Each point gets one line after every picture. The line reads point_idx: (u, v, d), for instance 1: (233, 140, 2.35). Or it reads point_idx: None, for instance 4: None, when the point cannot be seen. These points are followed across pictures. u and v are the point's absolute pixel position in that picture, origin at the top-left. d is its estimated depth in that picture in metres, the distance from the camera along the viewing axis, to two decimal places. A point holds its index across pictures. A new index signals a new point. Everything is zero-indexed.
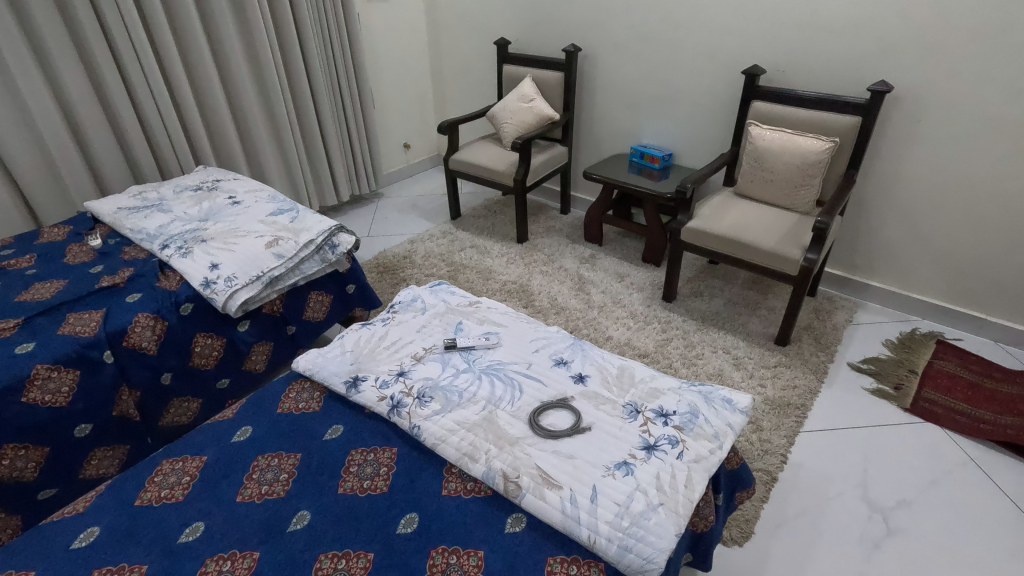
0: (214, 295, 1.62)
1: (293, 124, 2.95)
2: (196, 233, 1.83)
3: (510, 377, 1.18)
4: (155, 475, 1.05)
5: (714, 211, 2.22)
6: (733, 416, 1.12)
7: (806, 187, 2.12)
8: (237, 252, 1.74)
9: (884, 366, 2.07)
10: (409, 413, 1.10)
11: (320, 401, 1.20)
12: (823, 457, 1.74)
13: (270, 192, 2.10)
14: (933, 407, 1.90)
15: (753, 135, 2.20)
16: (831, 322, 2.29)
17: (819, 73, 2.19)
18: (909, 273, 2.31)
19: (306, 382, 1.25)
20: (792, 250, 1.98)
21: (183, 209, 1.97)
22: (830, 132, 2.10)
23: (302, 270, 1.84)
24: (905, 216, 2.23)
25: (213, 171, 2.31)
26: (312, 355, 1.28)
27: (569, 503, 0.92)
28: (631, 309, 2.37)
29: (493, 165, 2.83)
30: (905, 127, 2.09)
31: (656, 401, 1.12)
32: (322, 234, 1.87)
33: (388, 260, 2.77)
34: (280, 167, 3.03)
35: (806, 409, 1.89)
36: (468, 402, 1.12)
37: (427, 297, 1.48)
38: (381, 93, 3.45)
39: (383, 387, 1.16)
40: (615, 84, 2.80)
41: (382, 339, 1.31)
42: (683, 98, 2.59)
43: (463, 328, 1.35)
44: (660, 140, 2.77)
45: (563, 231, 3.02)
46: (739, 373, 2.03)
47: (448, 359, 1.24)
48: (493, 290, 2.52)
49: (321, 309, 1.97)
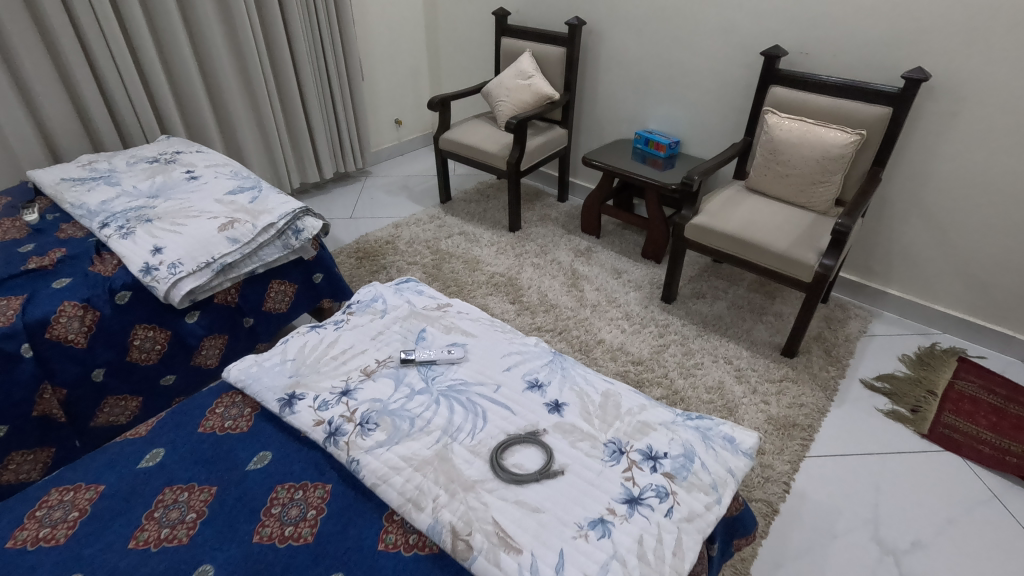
0: (155, 283, 1.44)
1: (272, 95, 2.74)
2: (142, 210, 1.63)
3: (471, 402, 0.99)
4: (38, 508, 0.87)
5: (722, 207, 2.03)
6: (734, 459, 0.95)
7: (825, 185, 1.92)
8: (185, 234, 1.55)
9: (900, 386, 1.89)
10: (347, 443, 0.92)
11: (250, 420, 1.02)
12: (830, 487, 1.57)
13: (234, 167, 1.90)
14: (953, 434, 1.72)
15: (770, 124, 1.98)
16: (844, 333, 2.10)
17: (845, 58, 1.96)
18: (930, 282, 2.11)
19: (237, 395, 1.07)
20: (806, 255, 1.79)
21: (132, 182, 1.77)
22: (855, 123, 1.88)
23: (260, 256, 1.65)
24: (931, 221, 2.02)
25: (177, 141, 2.11)
26: (246, 364, 1.10)
27: (529, 573, 0.75)
28: (626, 310, 2.18)
29: (486, 146, 2.62)
30: (938, 122, 1.87)
31: (644, 439, 0.94)
32: (285, 217, 1.68)
33: (369, 245, 2.59)
34: (258, 139, 2.83)
35: (812, 431, 1.72)
36: (420, 432, 0.94)
37: (389, 297, 1.30)
38: (371, 65, 3.23)
39: (321, 409, 0.98)
40: (620, 63, 2.58)
41: (330, 348, 1.13)
42: (694, 81, 2.37)
43: (426, 337, 1.16)
44: (667, 125, 2.55)
45: (559, 220, 2.82)
46: (741, 387, 1.85)
47: (402, 375, 1.05)
48: (479, 282, 2.33)
49: (283, 300, 1.78)
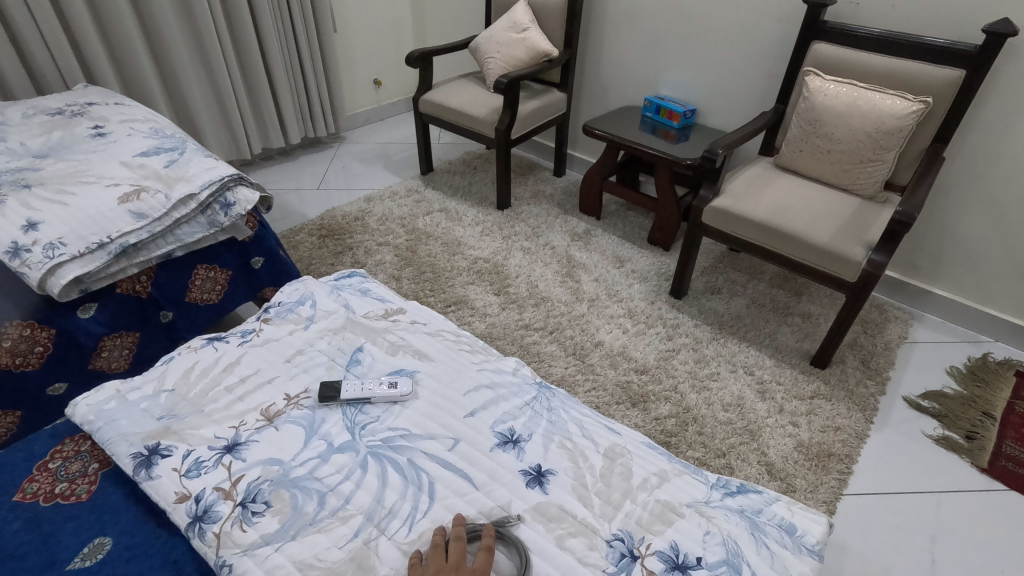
0: (24, 269, 1.10)
1: (225, 45, 2.36)
2: (23, 173, 1.29)
3: (414, 469, 0.70)
4: None
5: (748, 187, 1.70)
6: (796, 563, 0.65)
7: (875, 164, 1.58)
8: (72, 205, 1.21)
9: (951, 406, 1.59)
10: (217, 536, 0.62)
11: (94, 483, 0.71)
12: (876, 537, 1.28)
13: (155, 123, 1.55)
14: (1018, 470, 1.42)
15: (811, 88, 1.64)
16: (883, 339, 1.79)
17: (907, 9, 1.62)
18: (986, 283, 1.79)
19: (83, 443, 0.76)
20: (853, 248, 1.47)
21: (21, 138, 1.42)
22: (917, 89, 1.55)
23: (177, 235, 1.31)
24: (995, 212, 1.70)
25: (94, 91, 1.75)
26: (102, 397, 0.78)
27: None
28: (629, 306, 1.87)
29: (471, 110, 2.26)
30: (1016, 93, 1.54)
31: (667, 534, 0.66)
32: (209, 186, 1.33)
33: (334, 222, 2.24)
34: (209, 97, 2.45)
35: (851, 463, 1.42)
36: (333, 520, 0.65)
37: (321, 298, 0.98)
38: (345, 14, 2.83)
39: (190, 477, 0.67)
40: (630, 16, 2.21)
41: (225, 375, 0.81)
42: (718, 38, 2.01)
43: (362, 361, 0.85)
44: (681, 91, 2.20)
45: (554, 198, 2.48)
46: (765, 405, 1.55)
47: (320, 421, 0.75)
48: (460, 268, 2.00)
49: (213, 289, 1.45)
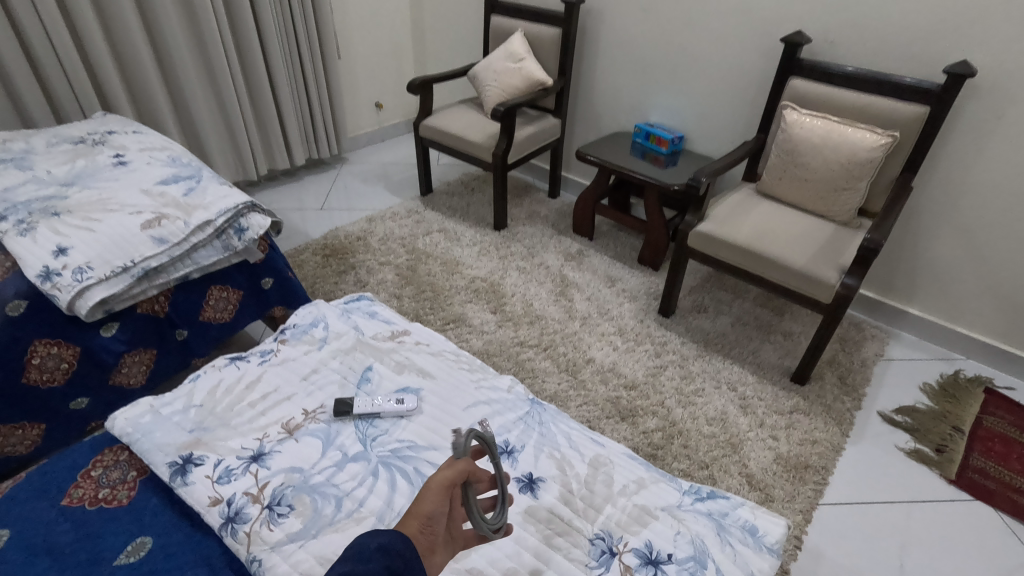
0: (55, 291, 1.19)
1: (235, 73, 2.47)
2: (51, 201, 1.38)
3: (420, 475, 0.79)
4: None
5: (731, 213, 1.80)
6: (757, 560, 0.74)
7: (849, 192, 1.69)
8: (98, 232, 1.30)
9: (923, 421, 1.68)
10: (248, 535, 0.70)
11: (133, 489, 0.80)
12: (848, 544, 1.36)
13: (173, 152, 1.65)
14: (984, 481, 1.51)
15: (789, 121, 1.76)
16: (860, 356, 1.89)
17: (877, 50, 1.74)
18: (958, 302, 1.89)
19: (122, 453, 0.85)
20: (827, 271, 1.57)
21: (47, 167, 1.51)
22: (887, 124, 1.66)
23: (194, 259, 1.40)
24: (963, 236, 1.81)
25: (113, 119, 1.84)
26: (138, 411, 0.86)
27: None
28: (620, 324, 1.96)
29: (470, 135, 2.37)
30: (978, 126, 1.65)
31: (642, 533, 0.74)
32: (224, 213, 1.43)
33: (338, 242, 2.33)
34: (218, 121, 2.56)
35: (826, 474, 1.51)
36: (349, 521, 0.73)
37: (333, 321, 1.07)
38: (349, 42, 2.96)
39: (222, 483, 0.76)
40: (621, 48, 2.33)
41: (248, 393, 0.90)
42: (703, 71, 2.13)
43: (371, 378, 0.94)
44: (670, 118, 2.31)
45: (549, 219, 2.58)
46: (746, 420, 1.64)
47: (335, 434, 0.84)
48: (458, 287, 2.10)
49: (225, 308, 1.53)
